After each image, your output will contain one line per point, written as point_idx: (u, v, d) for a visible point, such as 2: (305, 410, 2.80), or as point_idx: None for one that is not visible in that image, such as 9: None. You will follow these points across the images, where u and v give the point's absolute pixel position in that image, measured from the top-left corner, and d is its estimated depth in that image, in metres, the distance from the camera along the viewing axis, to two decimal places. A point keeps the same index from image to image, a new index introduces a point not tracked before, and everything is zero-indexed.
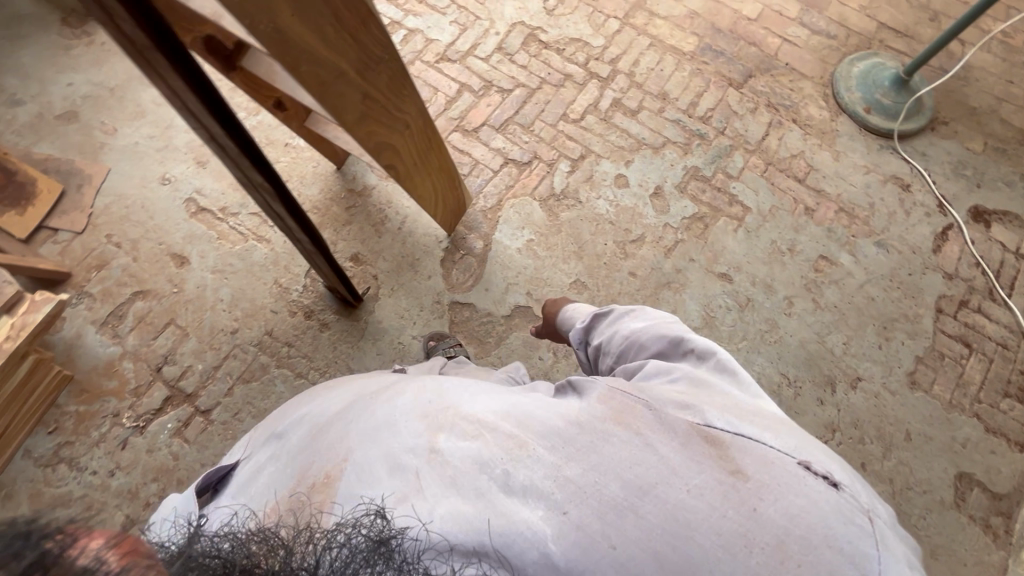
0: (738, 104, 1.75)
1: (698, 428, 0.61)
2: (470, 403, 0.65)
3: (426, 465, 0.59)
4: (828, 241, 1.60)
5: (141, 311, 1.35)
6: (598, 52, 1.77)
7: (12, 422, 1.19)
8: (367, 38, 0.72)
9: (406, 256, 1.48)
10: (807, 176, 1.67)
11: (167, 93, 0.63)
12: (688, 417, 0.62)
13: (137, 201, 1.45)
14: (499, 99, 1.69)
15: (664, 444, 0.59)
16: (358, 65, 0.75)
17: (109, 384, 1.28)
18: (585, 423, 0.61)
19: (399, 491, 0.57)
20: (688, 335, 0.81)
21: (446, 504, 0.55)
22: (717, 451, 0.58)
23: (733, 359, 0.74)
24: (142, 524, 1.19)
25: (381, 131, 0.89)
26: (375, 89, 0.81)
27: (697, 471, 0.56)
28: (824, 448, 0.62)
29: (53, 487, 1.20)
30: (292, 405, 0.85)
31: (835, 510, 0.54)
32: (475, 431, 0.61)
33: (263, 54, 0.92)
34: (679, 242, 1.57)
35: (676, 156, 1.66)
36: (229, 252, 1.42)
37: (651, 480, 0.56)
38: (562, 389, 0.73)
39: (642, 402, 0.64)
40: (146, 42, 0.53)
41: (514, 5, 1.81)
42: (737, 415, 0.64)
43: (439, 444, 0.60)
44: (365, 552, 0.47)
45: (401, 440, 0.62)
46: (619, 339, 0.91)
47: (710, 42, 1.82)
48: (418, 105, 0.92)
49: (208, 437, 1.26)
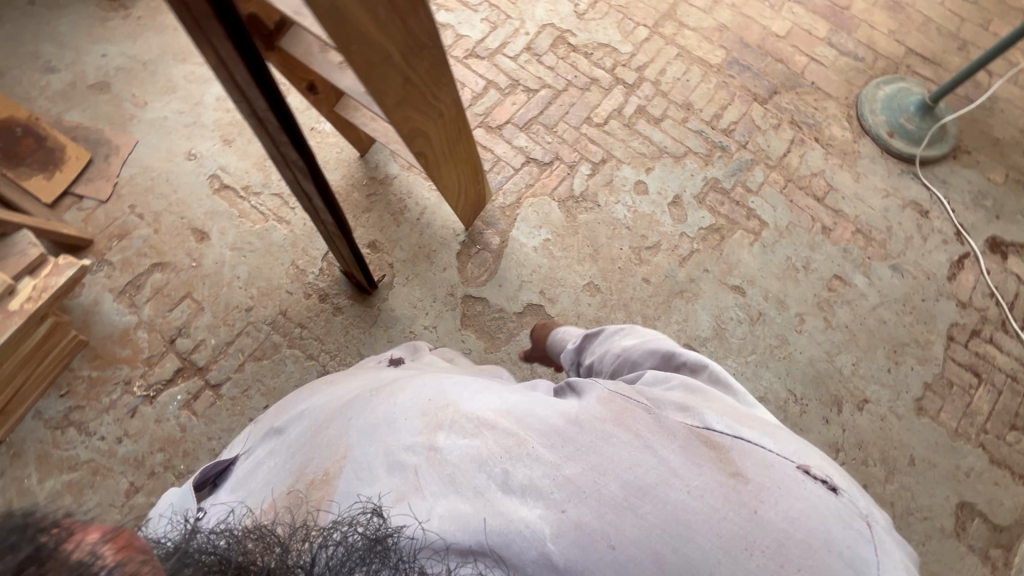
0: (762, 119, 1.75)
1: (697, 431, 0.61)
2: (469, 402, 0.66)
3: (425, 463, 0.59)
4: (843, 261, 1.60)
5: (159, 283, 1.37)
6: (625, 59, 1.78)
7: (26, 382, 1.20)
8: (415, 23, 0.74)
9: (423, 247, 1.49)
10: (826, 196, 1.67)
11: (214, 61, 0.64)
12: (686, 420, 0.63)
13: (162, 174, 1.47)
14: (525, 98, 1.70)
15: (664, 445, 0.59)
16: (403, 49, 0.76)
17: (122, 352, 1.30)
18: (585, 423, 0.62)
19: (397, 491, 0.58)
20: (678, 349, 0.83)
21: (444, 503, 0.56)
22: (717, 454, 0.58)
23: (724, 371, 0.75)
24: (145, 492, 1.19)
25: (417, 117, 0.90)
26: (416, 75, 0.82)
27: (697, 473, 0.56)
28: (823, 454, 0.63)
29: (61, 450, 1.21)
30: (295, 402, 0.86)
31: (834, 515, 0.55)
32: (474, 430, 0.62)
33: (304, 34, 0.93)
34: (695, 252, 1.57)
35: (696, 166, 1.67)
36: (249, 230, 1.43)
37: (650, 480, 0.56)
38: (561, 391, 0.74)
39: (641, 405, 0.65)
40: (204, 8, 0.55)
41: (546, 6, 1.83)
42: (736, 419, 0.64)
43: (438, 442, 0.61)
44: (362, 551, 0.48)
45: (399, 438, 0.62)
46: (612, 358, 0.93)
47: (737, 56, 1.83)
48: (454, 95, 0.94)
49: (216, 411, 1.27)
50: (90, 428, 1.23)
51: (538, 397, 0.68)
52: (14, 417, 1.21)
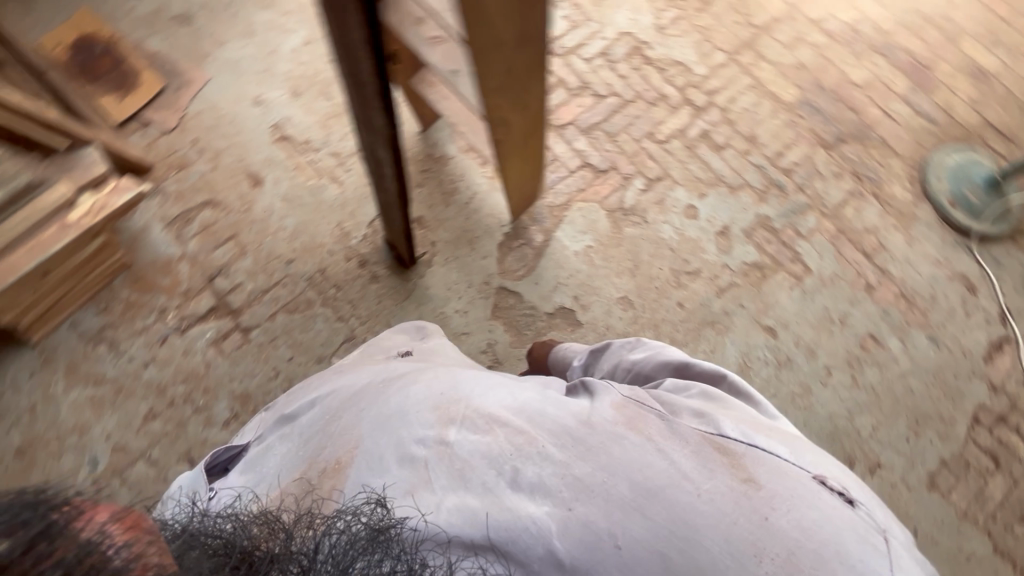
0: (824, 165, 1.72)
1: (711, 437, 0.62)
2: (482, 395, 0.67)
3: (435, 457, 0.60)
4: (881, 322, 1.58)
5: (208, 220, 1.39)
6: (698, 80, 1.77)
7: (69, 293, 1.24)
8: (532, 19, 0.76)
9: (467, 231, 1.49)
10: (876, 253, 1.64)
11: (334, 21, 0.69)
12: (701, 426, 0.64)
13: (228, 114, 1.49)
14: (591, 103, 1.70)
15: (675, 450, 0.60)
16: (514, 38, 0.78)
17: (162, 281, 1.32)
18: (596, 425, 0.63)
19: (407, 483, 0.59)
20: (692, 360, 0.84)
21: (454, 497, 0.57)
22: (730, 460, 0.60)
23: (743, 381, 0.78)
24: (162, 419, 1.22)
25: (504, 104, 0.91)
26: (517, 67, 0.84)
27: (707, 477, 0.58)
28: (838, 465, 0.64)
29: (90, 364, 1.24)
30: (305, 387, 0.86)
31: (848, 527, 0.56)
32: (485, 425, 0.63)
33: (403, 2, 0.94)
34: (734, 285, 1.55)
35: (750, 200, 1.65)
36: (302, 184, 1.45)
37: (660, 484, 0.57)
38: (574, 388, 0.75)
39: (654, 411, 0.66)
40: None
41: (628, 14, 1.81)
42: (751, 427, 0.65)
43: (448, 436, 0.62)
44: (365, 537, 0.48)
45: (411, 429, 0.63)
46: (623, 373, 0.91)
47: (811, 97, 1.80)
48: (541, 95, 0.94)
49: (242, 354, 1.29)
50: (120, 348, 1.26)
51: (550, 395, 0.69)
52: (52, 324, 1.25)
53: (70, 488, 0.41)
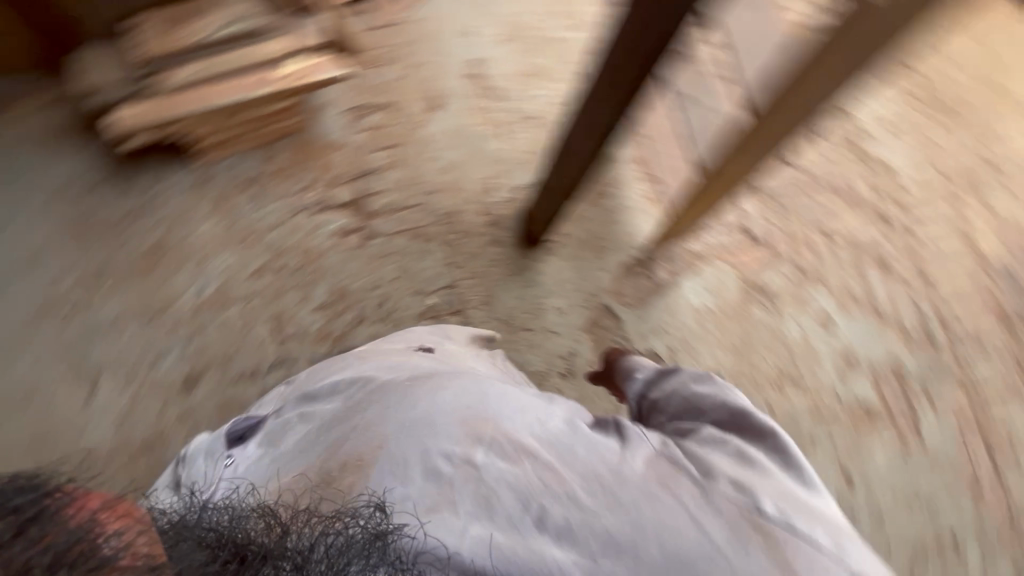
0: (994, 343, 1.52)
1: (750, 514, 0.58)
2: (508, 418, 0.64)
3: (460, 477, 0.58)
4: (973, 531, 1.40)
5: (377, 122, 1.42)
6: (897, 195, 1.61)
7: (245, 131, 1.31)
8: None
9: (599, 238, 1.46)
10: (1005, 460, 1.44)
11: None
12: (740, 496, 0.59)
13: (436, 33, 1.50)
14: (776, 169, 1.59)
15: (709, 518, 0.57)
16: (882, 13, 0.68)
17: (315, 158, 1.37)
18: (626, 479, 0.59)
19: (428, 500, 0.56)
20: (754, 410, 0.72)
21: (477, 525, 0.55)
22: (767, 544, 0.56)
23: (792, 444, 0.67)
24: (266, 279, 1.30)
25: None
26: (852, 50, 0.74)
27: (742, 557, 0.55)
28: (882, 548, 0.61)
29: (228, 203, 1.32)
30: (323, 372, 0.85)
31: None
32: (512, 454, 0.60)
33: None
34: (832, 416, 1.43)
35: (892, 340, 1.50)
36: (473, 127, 1.46)
37: (691, 555, 0.55)
38: (603, 422, 0.70)
39: (686, 470, 0.62)
40: None
41: (855, 100, 1.67)
42: (794, 503, 0.60)
43: (474, 457, 0.59)
44: (362, 544, 0.45)
45: (435, 440, 0.60)
46: (676, 402, 0.79)
47: (1015, 266, 1.58)
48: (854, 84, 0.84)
49: (354, 256, 1.34)
50: (259, 200, 1.33)
51: (578, 428, 0.66)
52: (218, 153, 1.32)
53: (66, 480, 0.42)
